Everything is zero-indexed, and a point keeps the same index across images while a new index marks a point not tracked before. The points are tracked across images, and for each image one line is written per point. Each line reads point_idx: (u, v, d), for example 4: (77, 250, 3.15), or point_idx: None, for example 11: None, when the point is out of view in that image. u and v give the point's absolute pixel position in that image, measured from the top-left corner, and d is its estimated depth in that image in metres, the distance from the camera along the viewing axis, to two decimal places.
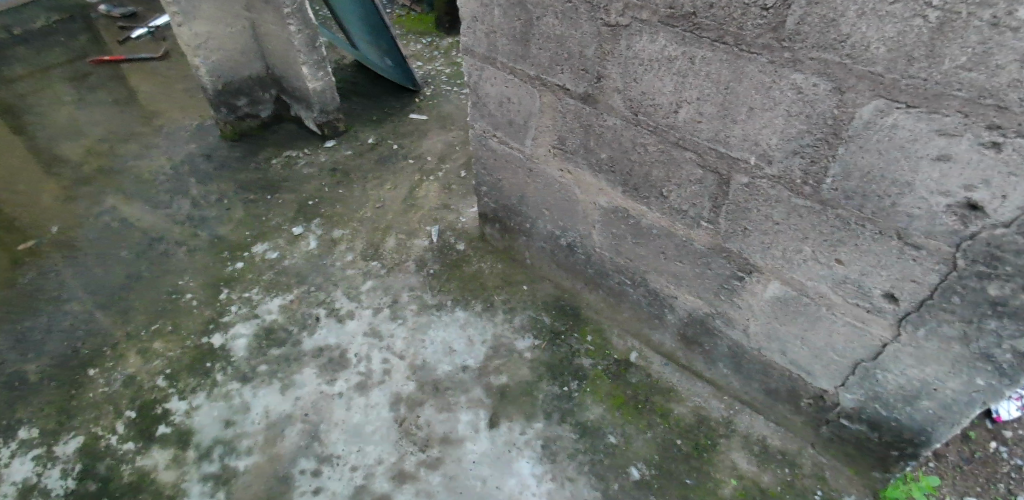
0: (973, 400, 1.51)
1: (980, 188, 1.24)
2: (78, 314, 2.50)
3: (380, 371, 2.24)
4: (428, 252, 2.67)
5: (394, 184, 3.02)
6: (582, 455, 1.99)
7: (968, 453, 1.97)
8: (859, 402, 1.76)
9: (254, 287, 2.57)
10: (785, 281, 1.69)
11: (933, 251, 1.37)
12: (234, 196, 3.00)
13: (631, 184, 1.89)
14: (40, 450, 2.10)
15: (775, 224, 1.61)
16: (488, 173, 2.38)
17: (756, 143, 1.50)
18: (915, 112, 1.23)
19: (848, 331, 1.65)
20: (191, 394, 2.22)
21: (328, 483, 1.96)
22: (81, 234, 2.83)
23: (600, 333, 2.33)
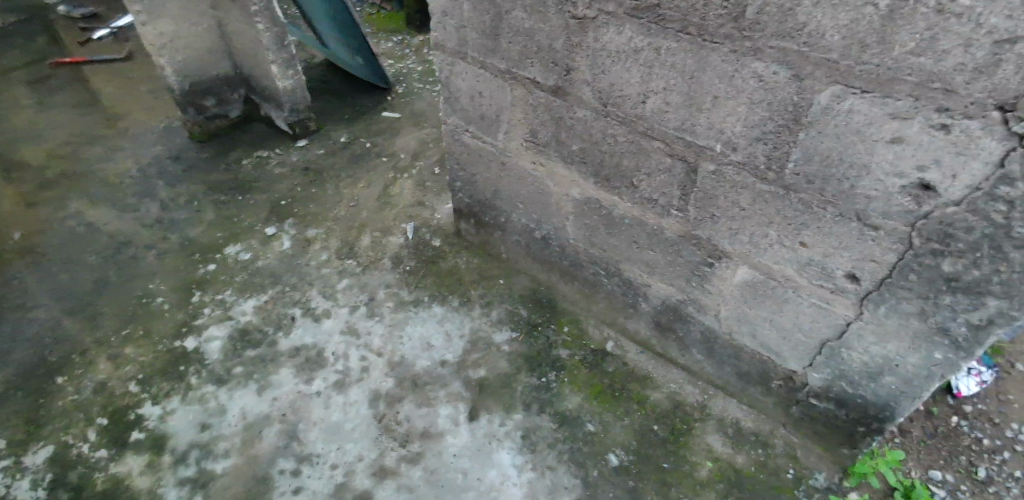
0: (932, 374, 1.58)
1: (932, 169, 1.29)
2: (43, 322, 2.44)
3: (358, 368, 2.24)
4: (404, 249, 2.67)
5: (368, 182, 3.01)
6: (562, 444, 2.01)
7: (932, 428, 2.05)
8: (826, 380, 1.83)
9: (227, 288, 2.54)
10: (753, 266, 1.74)
11: (890, 231, 1.42)
12: (204, 198, 2.96)
13: (602, 174, 1.92)
14: (8, 460, 2.05)
15: (742, 210, 1.65)
16: (461, 168, 2.39)
17: (721, 131, 1.55)
18: (870, 96, 1.29)
19: (813, 312, 1.71)
20: (165, 398, 2.18)
21: (308, 482, 1.95)
22: (44, 239, 2.76)
23: (577, 324, 2.36)
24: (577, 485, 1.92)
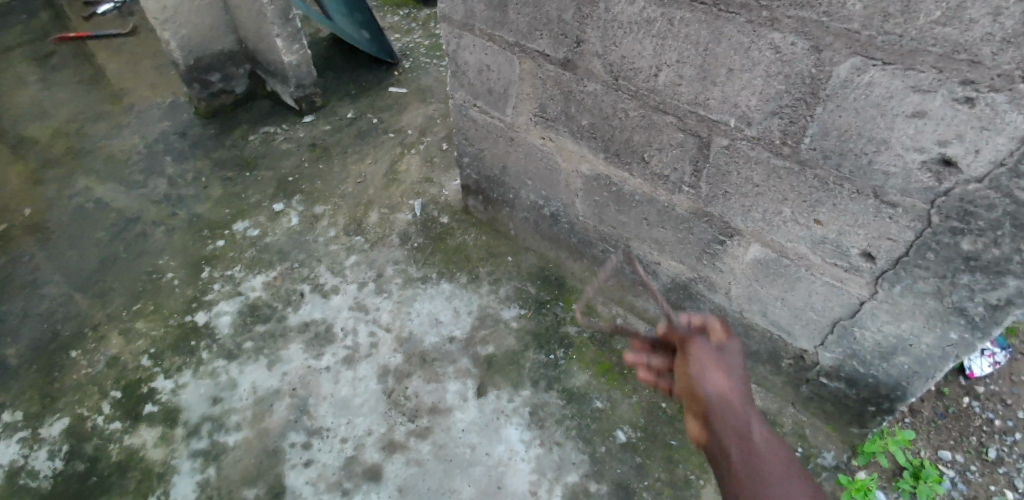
0: (946, 353, 1.55)
1: (954, 144, 1.25)
2: (55, 298, 2.46)
3: (366, 344, 2.25)
4: (411, 226, 2.66)
5: (375, 158, 2.99)
6: (570, 421, 2.02)
7: (942, 408, 2.03)
8: (837, 360, 1.81)
9: (236, 265, 2.55)
10: (765, 244, 1.72)
11: (908, 209, 1.39)
12: (212, 174, 2.96)
13: (612, 150, 1.88)
14: (25, 432, 2.08)
15: (755, 187, 1.62)
16: (469, 143, 2.36)
17: (735, 105, 1.51)
18: (891, 69, 1.24)
19: (826, 291, 1.68)
20: (176, 372, 2.20)
21: (318, 455, 1.98)
22: (55, 216, 2.77)
23: (585, 301, 2.35)
24: (584, 461, 1.92)
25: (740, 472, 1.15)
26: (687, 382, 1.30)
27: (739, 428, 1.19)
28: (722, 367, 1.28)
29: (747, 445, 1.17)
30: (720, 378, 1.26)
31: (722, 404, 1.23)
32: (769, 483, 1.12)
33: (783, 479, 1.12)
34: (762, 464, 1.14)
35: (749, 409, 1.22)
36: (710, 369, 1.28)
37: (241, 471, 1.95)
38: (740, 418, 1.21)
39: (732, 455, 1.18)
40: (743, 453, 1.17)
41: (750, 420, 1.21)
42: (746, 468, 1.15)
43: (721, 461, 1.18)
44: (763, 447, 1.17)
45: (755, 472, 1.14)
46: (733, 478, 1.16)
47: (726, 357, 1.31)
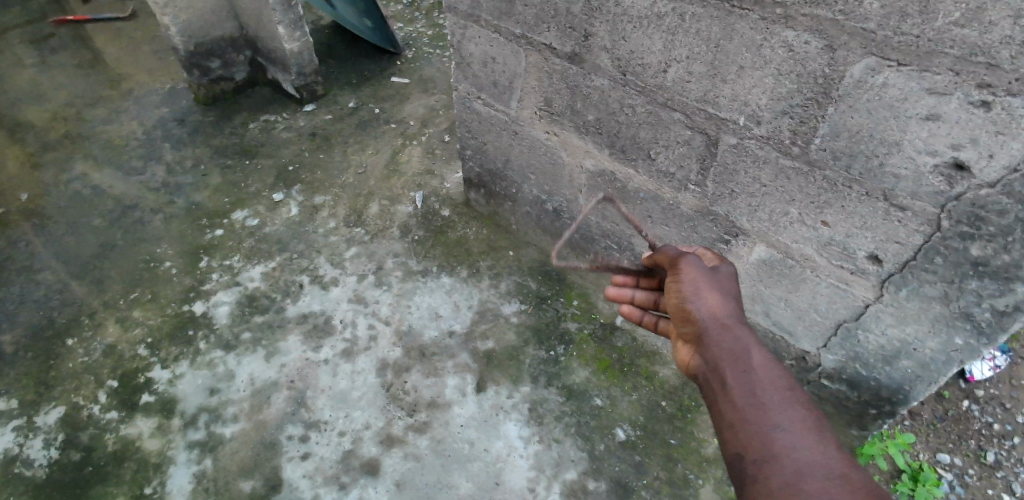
0: (951, 358, 1.54)
1: (968, 148, 1.24)
2: (51, 285, 2.43)
3: (365, 337, 2.23)
4: (412, 218, 2.63)
5: (376, 149, 2.96)
6: (569, 418, 2.01)
7: (942, 411, 2.03)
8: (839, 362, 1.79)
9: (235, 254, 2.53)
10: (771, 244, 1.70)
11: (918, 212, 1.37)
12: (211, 162, 2.93)
13: (618, 146, 1.86)
14: (21, 420, 2.07)
15: (762, 187, 1.60)
16: (472, 136, 2.33)
17: (745, 103, 1.48)
18: (906, 70, 1.22)
19: (831, 292, 1.67)
20: (174, 362, 2.19)
21: (316, 448, 1.96)
22: (51, 202, 2.74)
23: (586, 297, 2.33)
24: (583, 458, 1.92)
25: (731, 383, 1.18)
26: (680, 306, 1.34)
27: (729, 343, 1.22)
28: (711, 291, 1.32)
29: (739, 359, 1.20)
30: (709, 300, 1.30)
31: (711, 324, 1.27)
32: (759, 391, 1.14)
33: (771, 387, 1.14)
34: (752, 375, 1.17)
35: (739, 326, 1.25)
36: (699, 291, 1.32)
37: (238, 463, 1.94)
38: (730, 334, 1.24)
39: (724, 370, 1.20)
40: (735, 365, 1.19)
41: (740, 335, 1.23)
42: (737, 381, 1.17)
43: (714, 375, 1.21)
44: (754, 360, 1.19)
45: (746, 382, 1.16)
46: (725, 390, 1.18)
47: (714, 280, 1.35)
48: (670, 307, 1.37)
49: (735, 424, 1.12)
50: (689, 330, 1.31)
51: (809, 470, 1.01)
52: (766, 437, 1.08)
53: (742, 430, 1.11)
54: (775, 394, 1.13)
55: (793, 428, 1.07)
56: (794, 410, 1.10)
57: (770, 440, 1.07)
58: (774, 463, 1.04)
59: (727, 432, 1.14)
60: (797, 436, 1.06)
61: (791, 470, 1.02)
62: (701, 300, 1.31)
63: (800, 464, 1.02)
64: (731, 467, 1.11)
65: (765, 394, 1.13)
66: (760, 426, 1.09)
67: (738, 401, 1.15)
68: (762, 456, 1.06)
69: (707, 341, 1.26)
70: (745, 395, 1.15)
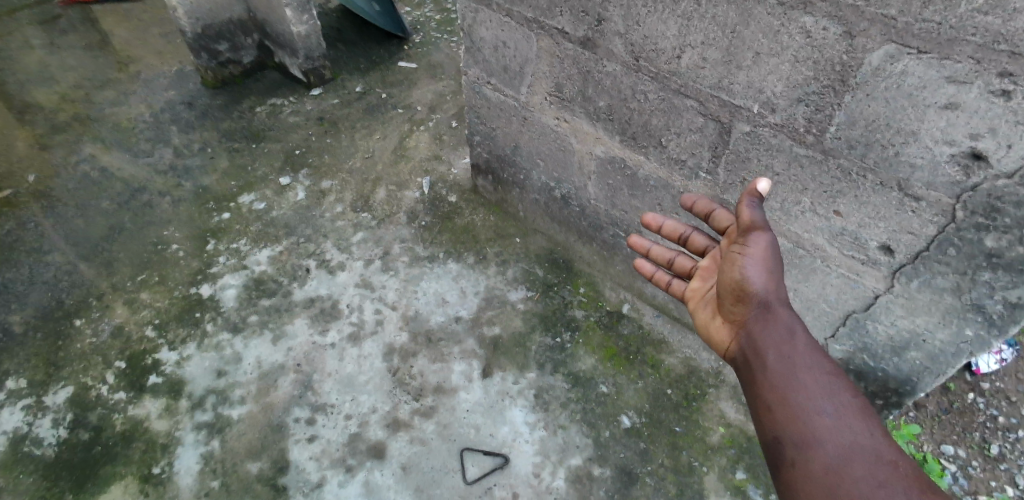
0: (960, 350, 1.54)
1: (987, 138, 1.22)
2: (60, 267, 2.44)
3: (372, 321, 2.24)
4: (419, 204, 2.63)
5: (383, 134, 2.95)
6: (574, 405, 2.01)
7: (947, 404, 2.02)
8: (846, 352, 1.79)
9: (242, 238, 2.53)
10: (782, 234, 1.69)
11: (932, 203, 1.36)
12: (218, 145, 2.92)
13: (629, 132, 1.85)
14: (30, 399, 2.09)
15: (775, 175, 1.59)
16: (481, 122, 2.32)
17: (760, 90, 1.47)
18: (926, 57, 1.21)
19: (841, 283, 1.66)
20: (182, 344, 2.20)
21: (323, 431, 1.98)
22: (59, 183, 2.75)
23: (593, 286, 2.33)
24: (588, 445, 1.92)
25: (773, 366, 1.26)
26: (736, 282, 1.35)
27: (775, 328, 1.29)
28: (775, 272, 1.32)
29: (785, 344, 1.27)
30: (769, 283, 1.31)
31: (762, 307, 1.32)
32: (802, 377, 1.23)
33: (815, 373, 1.23)
34: (796, 360, 1.25)
35: (788, 312, 1.30)
36: (762, 271, 1.32)
37: (245, 445, 1.96)
38: (774, 321, 1.30)
39: (767, 353, 1.28)
40: (779, 350, 1.27)
41: (788, 320, 1.29)
42: (780, 366, 1.25)
43: (756, 357, 1.29)
44: (799, 344, 1.27)
45: (789, 368, 1.24)
46: (766, 374, 1.26)
47: (779, 261, 1.34)
48: (725, 280, 1.38)
49: (778, 408, 1.21)
50: (738, 309, 1.36)
51: (854, 453, 1.11)
52: (811, 422, 1.17)
53: (785, 414, 1.20)
54: (819, 380, 1.21)
55: (836, 413, 1.17)
56: (837, 396, 1.19)
57: (814, 426, 1.16)
58: (819, 447, 1.14)
59: (768, 413, 1.23)
60: (842, 422, 1.15)
61: (837, 456, 1.12)
62: (761, 282, 1.32)
63: (846, 449, 1.12)
64: (772, 449, 1.20)
65: (809, 380, 1.22)
66: (804, 411, 1.18)
67: (780, 387, 1.23)
68: (805, 440, 1.15)
69: (753, 325, 1.32)
70: (788, 381, 1.23)
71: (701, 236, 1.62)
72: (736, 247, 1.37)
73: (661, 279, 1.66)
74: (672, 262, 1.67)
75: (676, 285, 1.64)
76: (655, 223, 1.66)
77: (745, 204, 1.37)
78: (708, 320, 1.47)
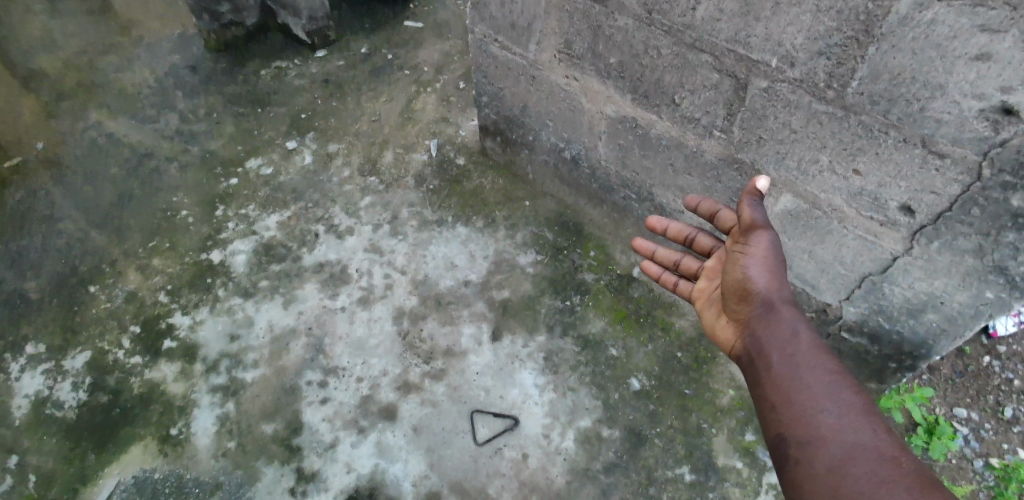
0: (980, 312, 1.51)
1: (1019, 91, 1.16)
2: (72, 234, 2.45)
3: (382, 285, 2.23)
4: (427, 167, 2.59)
5: (390, 96, 2.89)
6: (584, 367, 2.01)
7: (962, 366, 1.99)
8: (861, 315, 1.76)
9: (250, 203, 2.52)
10: (798, 194, 1.64)
11: (957, 160, 1.31)
12: (224, 110, 2.88)
13: (641, 90, 1.79)
14: (49, 364, 2.13)
15: (793, 133, 1.53)
16: (489, 81, 2.25)
17: (779, 43, 1.41)
18: (958, 4, 1.14)
19: (858, 244, 1.62)
20: (194, 309, 2.22)
21: (335, 394, 2.00)
22: (68, 150, 2.73)
23: (604, 249, 2.29)
24: (598, 407, 1.93)
25: (776, 366, 1.25)
26: (739, 281, 1.39)
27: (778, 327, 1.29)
28: (776, 271, 1.35)
29: (787, 341, 1.27)
30: (770, 281, 1.34)
31: (764, 306, 1.33)
32: (805, 374, 1.21)
33: (819, 372, 1.20)
34: (799, 359, 1.23)
35: (791, 311, 1.31)
36: (762, 270, 1.35)
37: (260, 407, 1.99)
38: (777, 319, 1.30)
39: (771, 353, 1.27)
40: (782, 349, 1.26)
41: (790, 320, 1.29)
42: (783, 364, 1.24)
43: (760, 357, 1.29)
44: (803, 344, 1.25)
45: (792, 366, 1.23)
46: (770, 373, 1.25)
47: (782, 261, 1.37)
48: (729, 280, 1.42)
49: (782, 408, 1.19)
50: (741, 309, 1.38)
51: (856, 451, 1.08)
52: (813, 421, 1.14)
53: (788, 414, 1.17)
54: (822, 379, 1.19)
55: (840, 412, 1.14)
56: (841, 395, 1.16)
57: (816, 423, 1.14)
58: (822, 445, 1.11)
59: (771, 413, 1.21)
60: (845, 421, 1.12)
61: (839, 453, 1.08)
62: (762, 280, 1.35)
63: (849, 447, 1.09)
64: (776, 449, 1.17)
65: (812, 379, 1.19)
66: (807, 410, 1.16)
67: (783, 385, 1.21)
68: (808, 440, 1.13)
69: (756, 324, 1.33)
70: (790, 380, 1.21)
71: (706, 237, 1.66)
72: (738, 247, 1.43)
73: (668, 280, 1.72)
74: (678, 264, 1.71)
75: (683, 285, 1.68)
76: (660, 226, 1.72)
77: (746, 203, 1.43)
78: (714, 322, 1.49)
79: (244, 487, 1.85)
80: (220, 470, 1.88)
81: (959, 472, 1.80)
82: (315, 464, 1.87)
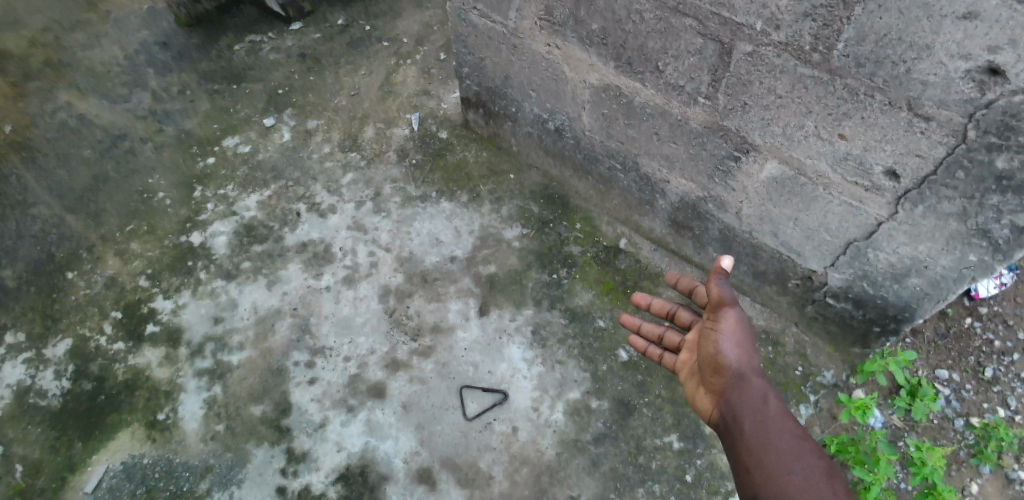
0: (963, 276, 1.52)
1: (1006, 50, 1.15)
2: (46, 220, 2.39)
3: (367, 263, 2.21)
4: (409, 142, 2.54)
5: (369, 70, 2.81)
6: (572, 340, 2.01)
7: (944, 328, 2.01)
8: (846, 281, 1.77)
9: (229, 183, 2.46)
10: (783, 160, 1.63)
11: (943, 122, 1.30)
12: (198, 87, 2.79)
13: (624, 58, 1.75)
14: (31, 353, 2.09)
15: (778, 98, 1.51)
16: (469, 51, 2.20)
17: (764, 5, 1.37)
18: None
19: (843, 211, 1.61)
20: (176, 293, 2.18)
21: (323, 374, 1.98)
22: (36, 133, 2.63)
23: (589, 221, 2.27)
24: (587, 379, 1.93)
25: (749, 432, 1.25)
26: (711, 355, 1.38)
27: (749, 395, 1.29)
28: (747, 345, 1.35)
29: (759, 409, 1.27)
30: (741, 354, 1.34)
31: (736, 377, 1.32)
32: (775, 440, 1.21)
33: (786, 435, 1.21)
34: (768, 424, 1.24)
35: (761, 380, 1.31)
36: (733, 344, 1.36)
37: (247, 389, 1.97)
38: (748, 388, 1.30)
39: (743, 420, 1.27)
40: (754, 417, 1.26)
41: (760, 389, 1.30)
42: (754, 430, 1.24)
43: (734, 424, 1.28)
44: (772, 410, 1.26)
45: (762, 432, 1.23)
46: (743, 438, 1.25)
47: (752, 335, 1.38)
48: (703, 354, 1.41)
49: (755, 470, 1.19)
50: (715, 380, 1.37)
51: None
52: (782, 483, 1.14)
53: (761, 476, 1.18)
54: (789, 443, 1.20)
55: (807, 474, 1.14)
56: (805, 457, 1.17)
57: (787, 486, 1.13)
58: None
59: (747, 477, 1.21)
60: (811, 482, 1.12)
61: None
62: (733, 354, 1.34)
63: None
64: None
65: (781, 442, 1.20)
66: (776, 470, 1.16)
67: (756, 449, 1.21)
68: None
69: (730, 393, 1.32)
70: (763, 444, 1.21)
71: (687, 312, 1.63)
72: (710, 323, 1.42)
73: (654, 353, 1.69)
74: (662, 336, 1.69)
75: (667, 358, 1.65)
76: (644, 302, 1.74)
77: (713, 280, 1.41)
78: (692, 390, 1.47)
79: (235, 470, 1.84)
80: (210, 454, 1.87)
81: (940, 432, 1.84)
82: (305, 444, 1.87)
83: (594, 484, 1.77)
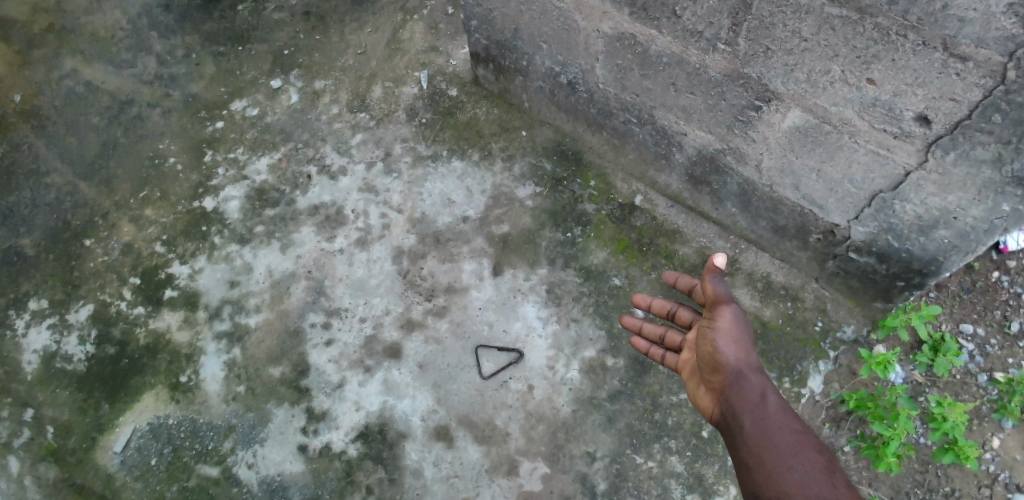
0: (994, 227, 1.46)
1: None
2: (60, 188, 2.39)
3: (379, 225, 2.19)
4: (418, 101, 2.48)
5: (375, 27, 2.70)
6: (587, 298, 1.99)
7: (970, 283, 1.95)
8: (870, 234, 1.72)
9: (239, 147, 2.44)
10: (807, 109, 1.56)
11: (980, 63, 1.23)
12: (202, 50, 2.69)
13: (638, 3, 1.67)
14: (54, 318, 2.13)
15: (803, 41, 1.44)
16: (477, 3, 2.12)
17: None
18: None
19: (869, 161, 1.55)
20: (192, 258, 2.18)
21: (339, 335, 1.99)
22: None
23: (604, 178, 2.21)
24: (602, 337, 1.92)
25: (749, 430, 1.19)
26: (710, 354, 1.36)
27: (747, 392, 1.25)
28: (744, 342, 1.32)
29: (757, 406, 1.22)
30: (738, 351, 1.32)
31: (734, 373, 1.29)
32: (773, 435, 1.15)
33: (787, 433, 1.15)
34: (767, 421, 1.18)
35: (760, 377, 1.27)
36: (730, 342, 1.33)
37: (266, 351, 1.98)
38: (747, 384, 1.26)
39: (743, 419, 1.22)
40: (753, 413, 1.21)
41: (759, 386, 1.25)
42: (753, 426, 1.19)
43: (733, 421, 1.23)
44: (771, 407, 1.21)
45: (761, 428, 1.18)
46: (743, 437, 1.19)
47: (749, 333, 1.35)
48: (701, 352, 1.39)
49: (756, 471, 1.12)
50: (715, 378, 1.34)
51: None
52: (782, 481, 1.07)
53: (761, 475, 1.10)
54: (790, 440, 1.13)
55: (808, 472, 1.07)
56: (806, 454, 1.10)
57: (786, 483, 1.06)
58: None
59: (746, 475, 1.14)
60: (814, 481, 1.05)
61: None
62: (730, 350, 1.32)
63: None
64: None
65: (780, 439, 1.14)
66: (776, 469, 1.09)
67: (754, 445, 1.16)
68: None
69: (728, 391, 1.29)
70: (761, 439, 1.15)
71: (687, 310, 1.62)
72: (706, 322, 1.41)
73: (656, 354, 1.67)
74: (663, 337, 1.67)
75: (670, 358, 1.62)
76: (644, 302, 1.73)
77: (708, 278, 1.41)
78: (693, 390, 1.43)
79: (257, 429, 1.87)
80: (232, 413, 1.90)
81: (962, 387, 1.81)
82: (324, 403, 1.89)
83: (610, 440, 1.78)
